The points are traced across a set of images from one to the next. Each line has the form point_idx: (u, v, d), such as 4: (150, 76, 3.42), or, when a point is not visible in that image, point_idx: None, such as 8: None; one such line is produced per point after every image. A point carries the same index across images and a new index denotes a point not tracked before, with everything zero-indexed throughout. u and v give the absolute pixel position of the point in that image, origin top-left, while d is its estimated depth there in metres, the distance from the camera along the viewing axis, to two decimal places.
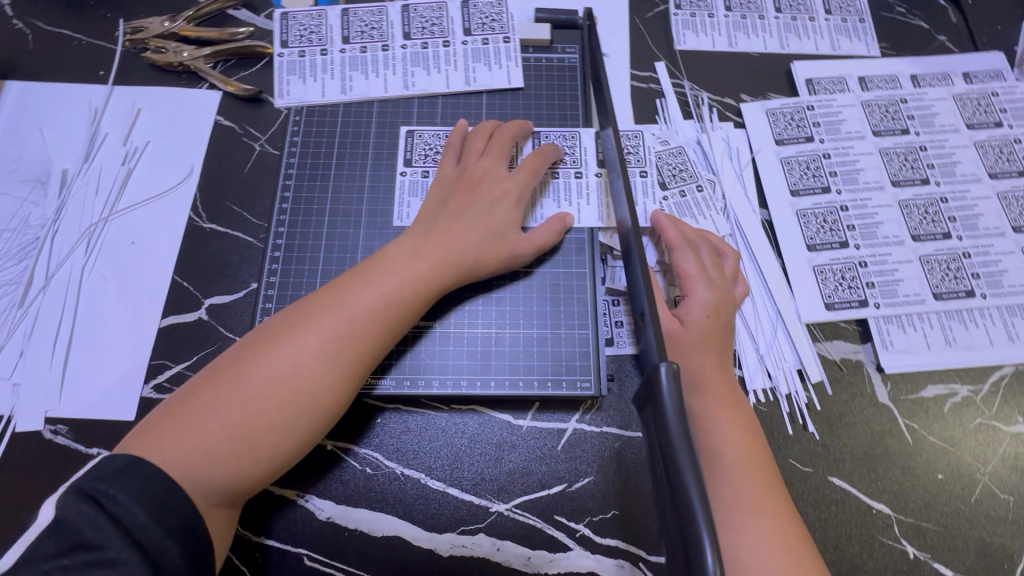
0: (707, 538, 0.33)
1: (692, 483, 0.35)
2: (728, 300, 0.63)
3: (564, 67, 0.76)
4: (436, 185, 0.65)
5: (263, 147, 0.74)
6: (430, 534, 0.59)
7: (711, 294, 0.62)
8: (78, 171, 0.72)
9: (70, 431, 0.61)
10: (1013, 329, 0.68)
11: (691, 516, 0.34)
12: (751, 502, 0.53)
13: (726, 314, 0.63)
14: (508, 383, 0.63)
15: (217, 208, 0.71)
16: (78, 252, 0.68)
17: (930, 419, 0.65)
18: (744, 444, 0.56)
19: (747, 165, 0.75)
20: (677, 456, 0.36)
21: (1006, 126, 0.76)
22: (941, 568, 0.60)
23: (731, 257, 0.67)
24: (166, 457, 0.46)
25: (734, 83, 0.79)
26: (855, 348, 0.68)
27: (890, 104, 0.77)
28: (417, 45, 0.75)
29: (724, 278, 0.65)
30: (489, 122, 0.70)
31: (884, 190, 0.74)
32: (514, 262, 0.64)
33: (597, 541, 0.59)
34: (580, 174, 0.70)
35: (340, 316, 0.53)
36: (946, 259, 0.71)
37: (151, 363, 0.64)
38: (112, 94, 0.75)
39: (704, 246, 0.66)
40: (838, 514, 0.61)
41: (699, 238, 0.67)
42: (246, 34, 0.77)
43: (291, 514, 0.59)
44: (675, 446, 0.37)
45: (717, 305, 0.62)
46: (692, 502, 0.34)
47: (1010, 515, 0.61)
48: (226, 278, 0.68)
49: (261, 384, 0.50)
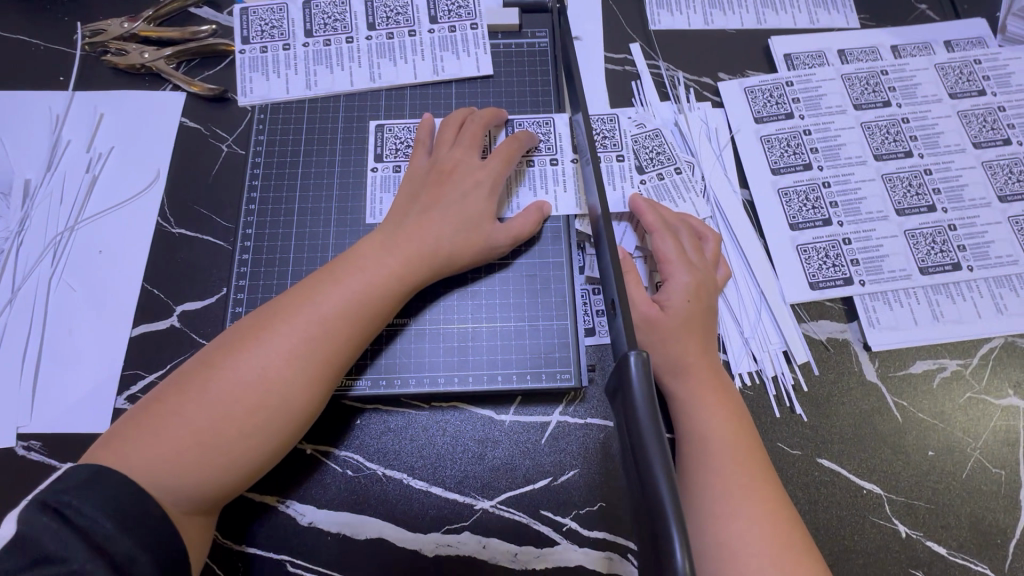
0: (676, 523, 0.33)
1: (658, 470, 0.34)
2: (709, 283, 0.62)
3: (535, 52, 0.74)
4: (407, 179, 0.63)
5: (231, 148, 0.72)
6: (414, 535, 0.58)
7: (692, 277, 0.61)
8: (41, 180, 0.70)
9: (43, 447, 0.60)
10: (1001, 301, 0.66)
11: (659, 502, 0.33)
12: (741, 486, 0.51)
13: (709, 297, 0.61)
14: (488, 377, 0.62)
15: (186, 212, 0.69)
16: (45, 264, 0.67)
17: (919, 396, 0.64)
18: (731, 428, 0.55)
19: (726, 145, 0.73)
20: (645, 447, 0.36)
21: (990, 94, 0.74)
22: (933, 545, 0.59)
23: (713, 239, 0.66)
24: (133, 465, 0.45)
25: (710, 61, 0.77)
26: (841, 327, 0.66)
27: (871, 76, 0.75)
28: (382, 36, 0.73)
29: (705, 261, 0.63)
30: (460, 111, 0.67)
31: (866, 164, 0.72)
32: (490, 254, 0.62)
33: (584, 534, 0.58)
34: (555, 161, 0.68)
35: (311, 316, 0.52)
36: (931, 232, 0.69)
37: (123, 373, 0.63)
38: (72, 99, 0.73)
39: (684, 229, 0.65)
40: (828, 495, 0.60)
41: (679, 221, 0.65)
42: (208, 32, 0.75)
43: (273, 520, 0.58)
44: (643, 434, 0.36)
45: (699, 288, 0.61)
46: (659, 488, 0.34)
47: (1001, 489, 0.61)
48: (197, 283, 0.67)
49: (231, 388, 0.48)
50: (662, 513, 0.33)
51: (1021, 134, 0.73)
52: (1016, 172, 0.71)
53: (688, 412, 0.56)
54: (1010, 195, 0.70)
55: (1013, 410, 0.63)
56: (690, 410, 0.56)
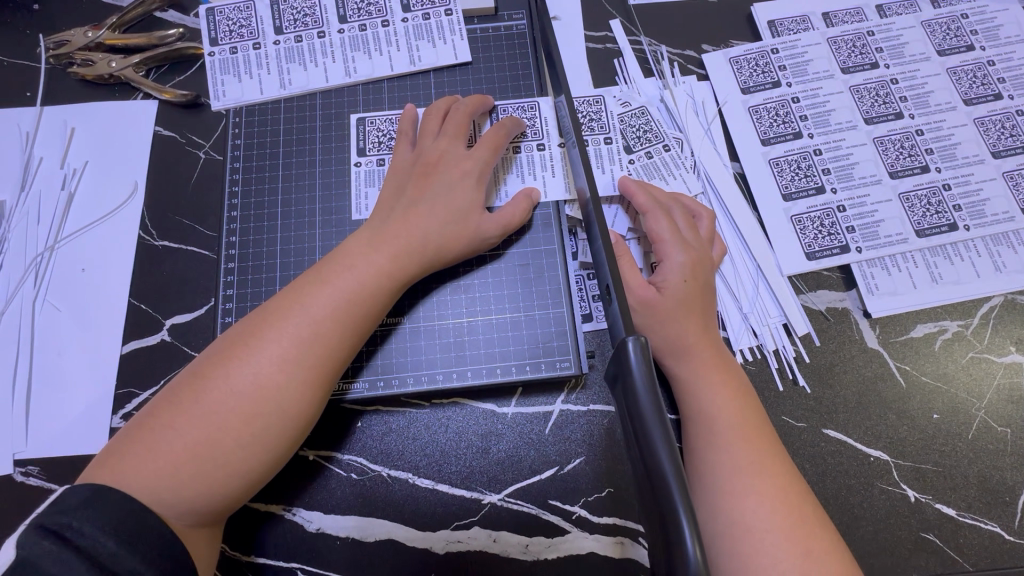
0: (683, 504, 0.32)
1: (662, 451, 0.34)
2: (705, 259, 0.61)
3: (513, 35, 0.72)
4: (392, 173, 0.62)
5: (208, 155, 0.70)
6: (423, 534, 0.58)
7: (687, 254, 0.60)
8: (16, 201, 0.68)
9: (41, 471, 0.59)
10: (999, 258, 0.66)
11: (665, 482, 0.33)
12: (750, 462, 0.51)
13: (706, 273, 0.60)
14: (486, 371, 0.61)
15: (168, 224, 0.68)
16: (26, 286, 0.65)
17: (921, 360, 0.63)
18: (735, 403, 0.54)
19: (714, 119, 0.71)
20: (649, 430, 0.35)
21: (978, 49, 0.73)
22: (942, 507, 0.59)
23: (705, 216, 0.65)
24: (131, 481, 0.44)
25: (693, 33, 0.76)
26: (840, 296, 0.66)
27: (857, 38, 0.74)
28: (354, 28, 0.71)
29: (700, 237, 0.62)
30: (443, 102, 0.65)
31: (857, 129, 0.71)
32: (481, 245, 0.61)
33: (594, 521, 0.58)
34: (543, 146, 0.67)
35: (301, 320, 0.50)
36: (926, 194, 0.68)
37: (118, 391, 0.62)
38: (41, 115, 0.71)
39: (676, 207, 0.64)
40: (835, 465, 0.60)
41: (670, 199, 0.64)
42: (176, 36, 0.73)
43: (280, 529, 0.58)
44: (646, 419, 0.35)
45: (693, 266, 0.60)
46: (664, 468, 0.33)
47: (1008, 447, 0.60)
48: (185, 295, 0.65)
49: (225, 399, 0.47)
50: (670, 496, 0.32)
51: (1011, 87, 0.71)
52: (1009, 126, 0.70)
53: (692, 390, 0.56)
54: (1003, 151, 0.69)
55: (1016, 367, 0.63)
56: (693, 390, 0.56)
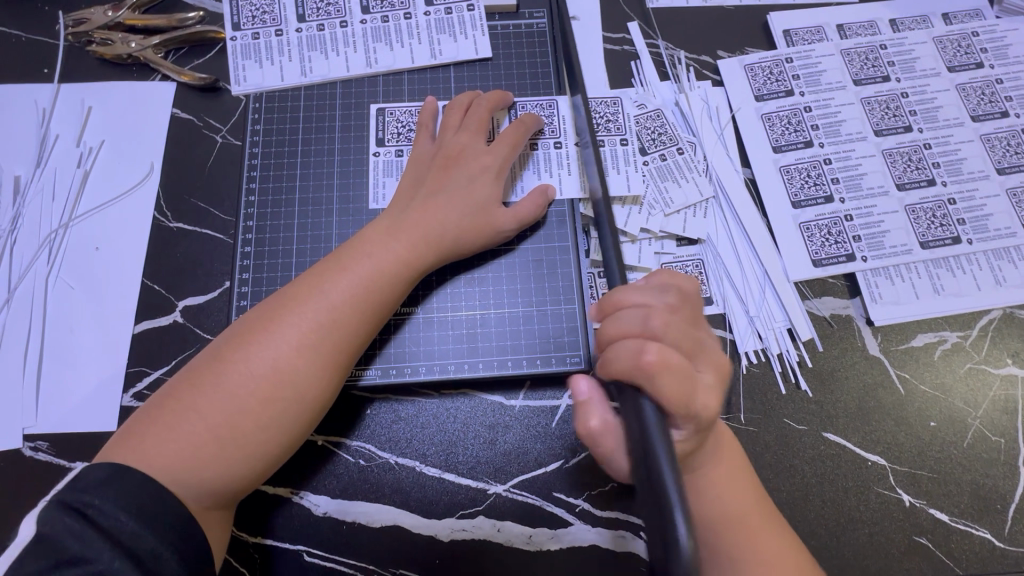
0: (678, 509, 0.37)
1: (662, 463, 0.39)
2: (703, 369, 0.48)
3: (533, 33, 0.73)
4: (413, 164, 0.63)
5: (225, 139, 0.70)
6: (428, 521, 0.59)
7: (677, 395, 0.44)
8: (31, 177, 0.68)
9: (50, 447, 0.60)
10: (1000, 272, 0.67)
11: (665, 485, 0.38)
12: (770, 548, 0.50)
13: (711, 389, 0.47)
14: (497, 363, 0.62)
15: (183, 206, 0.68)
16: (40, 261, 0.65)
17: (921, 368, 0.65)
18: (743, 491, 0.52)
19: (727, 124, 0.73)
20: (654, 441, 0.40)
21: (987, 67, 0.74)
22: (935, 512, 0.60)
23: (677, 294, 0.50)
24: (152, 462, 0.45)
25: (711, 39, 0.77)
26: (844, 303, 0.67)
27: (870, 51, 0.75)
28: (377, 19, 0.72)
29: (683, 345, 0.47)
30: (464, 96, 0.66)
31: (867, 140, 0.72)
32: (497, 238, 0.61)
33: (596, 514, 0.59)
34: (560, 144, 0.68)
35: (320, 305, 0.51)
36: (931, 206, 0.70)
37: (129, 370, 0.63)
38: (59, 93, 0.71)
39: (650, 328, 0.47)
40: (833, 468, 0.61)
41: (633, 305, 0.50)
42: (196, 19, 0.73)
43: (288, 512, 0.58)
44: (652, 433, 0.41)
45: (690, 402, 0.45)
46: (663, 479, 0.38)
47: (1001, 456, 0.62)
48: (199, 278, 0.66)
49: (245, 382, 0.48)
50: (671, 499, 0.37)
51: (1018, 106, 0.73)
52: (1014, 144, 0.71)
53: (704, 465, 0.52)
54: (1008, 167, 0.71)
55: (1012, 379, 0.64)
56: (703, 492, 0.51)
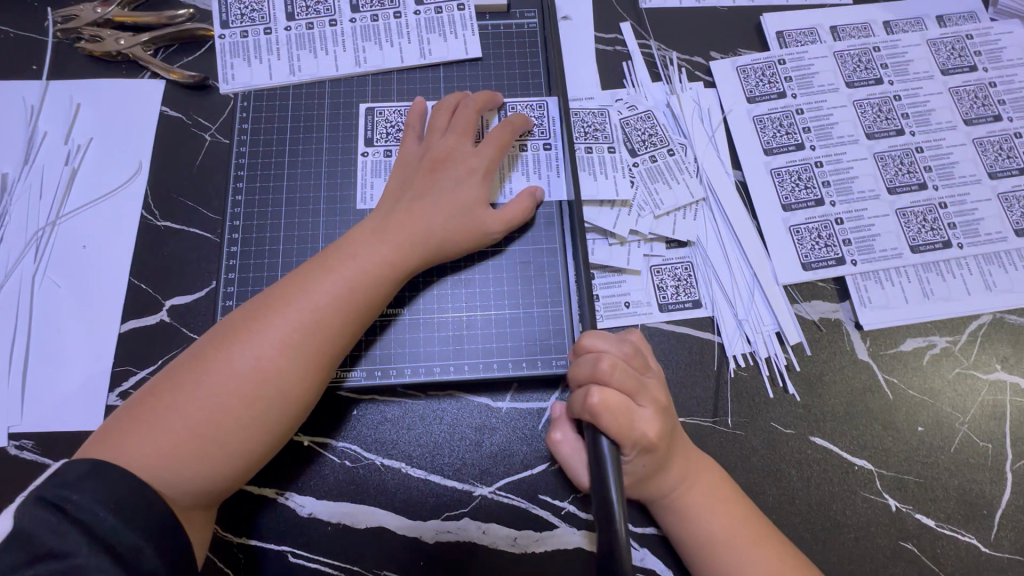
0: (617, 499, 0.43)
1: (609, 473, 0.45)
2: (644, 405, 0.51)
3: (524, 33, 0.73)
4: (400, 165, 0.63)
5: (214, 137, 0.70)
6: (413, 523, 0.59)
7: (614, 430, 0.49)
8: (19, 175, 0.68)
9: (36, 445, 0.60)
10: (990, 277, 0.67)
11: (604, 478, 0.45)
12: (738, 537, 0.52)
13: (650, 422, 0.50)
14: (483, 365, 0.62)
15: (171, 205, 0.68)
16: (27, 260, 0.65)
17: (909, 373, 0.64)
18: (726, 505, 0.54)
19: (718, 126, 0.72)
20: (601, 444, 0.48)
21: (981, 70, 0.74)
22: (922, 518, 0.60)
23: (629, 345, 0.54)
24: (132, 459, 0.45)
25: (703, 40, 0.76)
26: (833, 307, 0.67)
27: (863, 53, 0.75)
28: (366, 18, 0.71)
29: (627, 386, 0.50)
30: (453, 96, 0.66)
31: (858, 143, 0.72)
32: (483, 241, 0.61)
33: (581, 516, 0.59)
34: (549, 146, 0.67)
35: (304, 305, 0.51)
36: (922, 210, 0.69)
37: (115, 368, 0.62)
38: (48, 89, 0.71)
39: (596, 369, 0.51)
40: (819, 473, 0.61)
41: (589, 348, 0.53)
42: (186, 16, 0.73)
43: (273, 512, 0.58)
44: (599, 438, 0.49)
45: (628, 433, 0.49)
46: (608, 485, 0.44)
47: (988, 462, 0.62)
48: (186, 277, 0.66)
49: (226, 381, 0.48)
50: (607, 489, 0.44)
51: (1011, 110, 0.73)
52: (1006, 148, 0.71)
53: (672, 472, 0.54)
54: (999, 172, 0.71)
55: (1001, 384, 0.64)
56: (676, 506, 0.54)
